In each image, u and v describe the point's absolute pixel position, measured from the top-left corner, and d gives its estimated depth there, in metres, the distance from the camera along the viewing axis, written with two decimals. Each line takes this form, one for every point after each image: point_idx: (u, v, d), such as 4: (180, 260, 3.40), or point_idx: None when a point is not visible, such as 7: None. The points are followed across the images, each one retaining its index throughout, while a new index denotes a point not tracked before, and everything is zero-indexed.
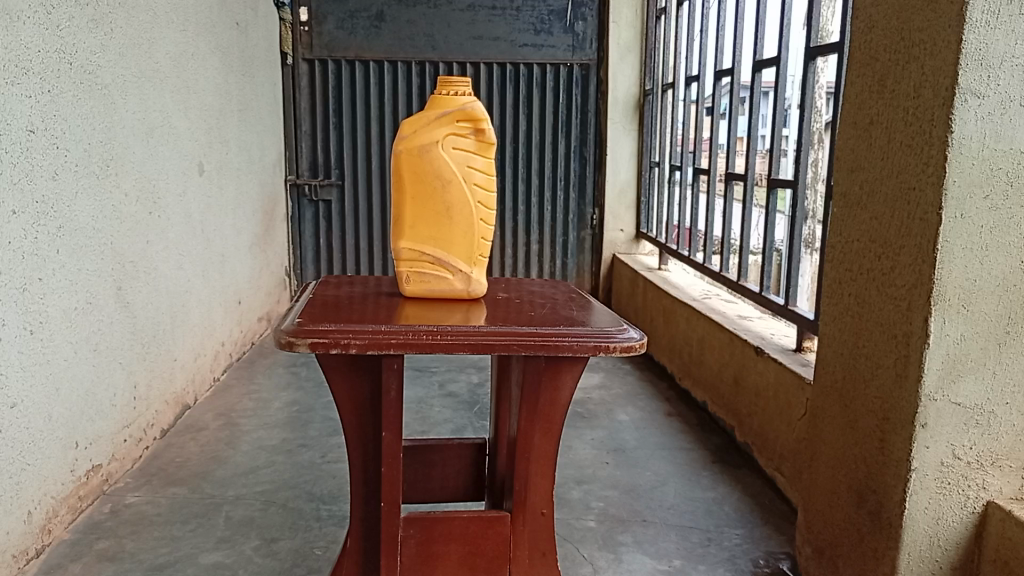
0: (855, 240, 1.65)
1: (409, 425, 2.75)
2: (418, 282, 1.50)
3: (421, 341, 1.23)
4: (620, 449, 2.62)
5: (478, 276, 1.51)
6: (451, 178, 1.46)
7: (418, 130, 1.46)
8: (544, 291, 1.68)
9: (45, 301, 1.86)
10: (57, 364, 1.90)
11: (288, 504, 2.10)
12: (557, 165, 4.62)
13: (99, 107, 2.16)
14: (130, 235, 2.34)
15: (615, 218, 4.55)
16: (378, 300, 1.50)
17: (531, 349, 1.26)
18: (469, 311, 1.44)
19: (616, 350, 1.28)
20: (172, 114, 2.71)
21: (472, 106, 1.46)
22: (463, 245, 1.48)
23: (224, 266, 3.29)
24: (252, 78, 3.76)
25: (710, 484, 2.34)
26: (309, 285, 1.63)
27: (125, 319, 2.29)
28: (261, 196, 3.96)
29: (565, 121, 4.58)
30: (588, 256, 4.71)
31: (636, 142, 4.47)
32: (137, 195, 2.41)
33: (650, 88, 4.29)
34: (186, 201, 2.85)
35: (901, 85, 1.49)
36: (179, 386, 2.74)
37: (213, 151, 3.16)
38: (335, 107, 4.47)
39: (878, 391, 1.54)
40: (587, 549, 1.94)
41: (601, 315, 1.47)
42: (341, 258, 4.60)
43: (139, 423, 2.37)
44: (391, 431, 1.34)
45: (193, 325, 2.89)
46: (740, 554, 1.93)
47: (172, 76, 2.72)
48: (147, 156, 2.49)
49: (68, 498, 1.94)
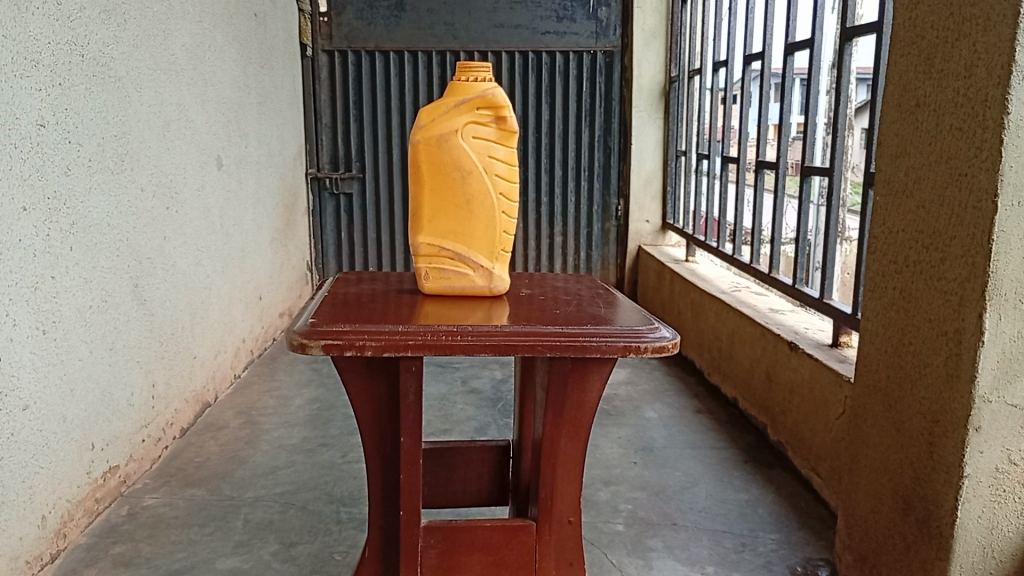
0: (900, 230, 1.55)
1: (431, 423, 2.69)
2: (438, 279, 1.43)
3: (439, 342, 1.17)
4: (648, 448, 2.54)
5: (500, 272, 1.44)
6: (471, 169, 1.39)
7: (436, 118, 1.39)
8: (571, 286, 1.61)
9: (58, 300, 1.82)
10: (72, 365, 1.86)
11: (308, 506, 2.05)
12: (580, 155, 4.53)
13: (113, 100, 2.11)
14: (146, 231, 2.29)
15: (640, 209, 4.46)
16: (395, 298, 1.44)
17: (556, 350, 1.19)
18: (491, 310, 1.37)
19: (646, 351, 1.20)
20: (188, 107, 2.66)
21: (493, 93, 1.39)
22: (485, 239, 1.41)
23: (243, 261, 3.24)
24: (271, 71, 3.71)
25: (744, 485, 2.25)
26: (326, 281, 1.57)
27: (142, 316, 2.25)
28: (281, 190, 3.92)
29: (588, 110, 4.48)
30: (613, 247, 4.63)
31: (662, 130, 4.37)
32: (153, 189, 2.36)
33: (676, 76, 4.18)
34: (205, 195, 2.80)
35: (951, 64, 1.39)
36: (199, 384, 2.71)
37: (232, 144, 3.11)
38: (355, 99, 4.41)
39: (925, 392, 1.45)
40: (615, 554, 1.87)
41: (629, 312, 1.39)
42: (362, 252, 4.55)
43: (157, 422, 2.34)
44: (411, 436, 1.27)
45: (213, 321, 2.86)
46: (776, 561, 1.85)
47: (188, 69, 2.67)
48: (164, 151, 2.45)
49: (84, 500, 1.90)
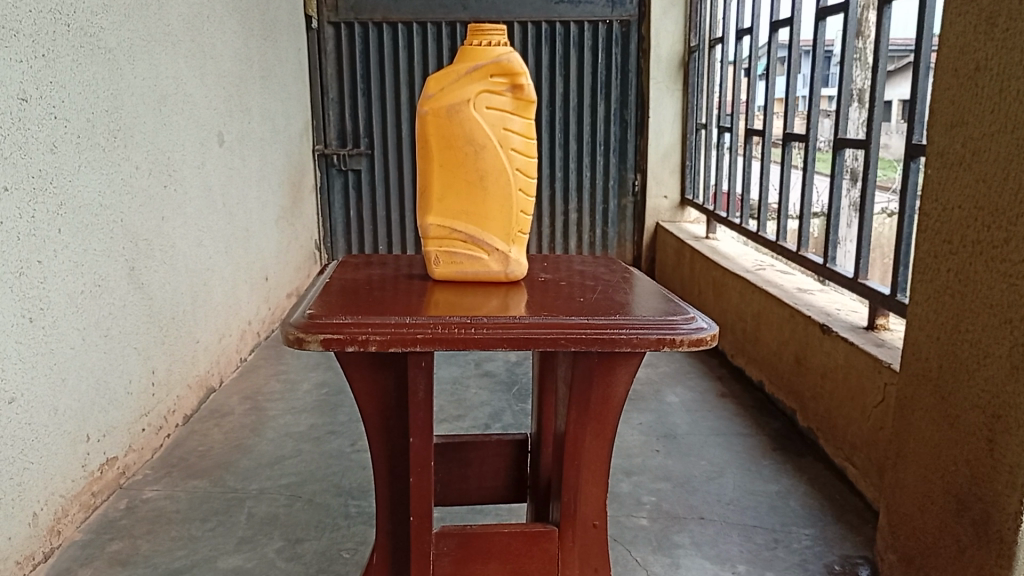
0: (957, 207, 1.42)
1: (444, 409, 2.59)
2: (449, 263, 1.31)
3: (453, 336, 1.05)
4: (671, 435, 2.43)
5: (517, 256, 1.32)
6: (484, 142, 1.26)
7: (445, 87, 1.26)
8: (594, 269, 1.49)
9: (46, 285, 1.71)
10: (63, 354, 1.76)
11: (314, 499, 1.95)
12: (596, 129, 4.38)
13: (103, 73, 1.99)
14: (142, 211, 2.18)
15: (658, 184, 4.31)
16: (404, 285, 1.32)
17: (582, 344, 1.07)
18: (508, 299, 1.25)
19: (683, 344, 1.08)
20: (186, 81, 2.54)
21: (508, 59, 1.26)
22: (500, 220, 1.29)
23: (248, 241, 3.13)
24: (275, 44, 3.58)
25: (773, 476, 2.14)
26: (327, 266, 1.44)
27: (139, 301, 2.14)
28: (288, 167, 3.80)
29: (604, 82, 4.32)
30: (629, 225, 4.49)
31: (681, 102, 4.21)
32: (149, 167, 2.24)
33: (695, 45, 4.02)
34: (205, 173, 2.68)
35: (1018, 22, 1.25)
36: (203, 368, 2.61)
37: (234, 120, 2.99)
38: (362, 73, 4.27)
39: (985, 384, 1.32)
40: (640, 552, 1.76)
41: (659, 299, 1.26)
42: (372, 230, 4.43)
43: (158, 410, 2.24)
44: (421, 437, 1.16)
45: (216, 304, 2.75)
46: (812, 559, 1.74)
47: (186, 40, 2.54)
48: (160, 127, 2.33)
49: (80, 495, 1.81)
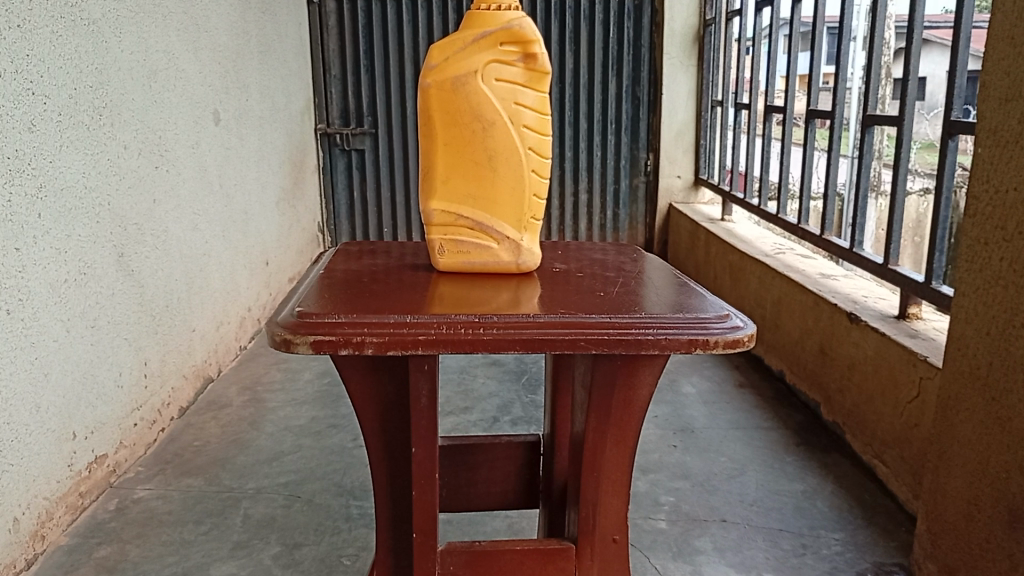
0: (1012, 189, 1.30)
1: (450, 401, 2.48)
2: (455, 253, 1.19)
3: (460, 337, 0.93)
4: (688, 430, 2.31)
5: (529, 245, 1.20)
6: (493, 118, 1.13)
7: (450, 56, 1.13)
8: (611, 259, 1.36)
9: (25, 275, 1.60)
10: (45, 348, 1.65)
11: (314, 500, 1.85)
12: (607, 107, 4.22)
13: (86, 46, 1.86)
14: (131, 194, 2.06)
15: (671, 163, 4.18)
16: (406, 277, 1.20)
17: (604, 346, 0.94)
18: (520, 295, 1.13)
19: (718, 346, 0.96)
20: (179, 56, 2.41)
21: (520, 24, 1.13)
22: (511, 205, 1.17)
23: (247, 225, 3.02)
24: (274, 18, 3.44)
25: (798, 474, 2.03)
26: (324, 255, 1.33)
27: (130, 289, 2.03)
28: (289, 147, 3.67)
29: (616, 57, 4.16)
30: (641, 206, 4.35)
31: (695, 78, 4.07)
32: (139, 147, 2.12)
33: (711, 18, 3.87)
34: (201, 153, 2.56)
35: None
36: (200, 358, 2.51)
37: (231, 97, 2.86)
38: (365, 49, 4.12)
39: None
40: (658, 559, 1.65)
41: (687, 295, 1.14)
42: (376, 212, 4.31)
43: (152, 403, 2.14)
44: (424, 447, 1.05)
45: (214, 290, 2.64)
46: (843, 567, 1.63)
47: (178, 12, 2.41)
48: (150, 104, 2.20)
49: (66, 496, 1.72)
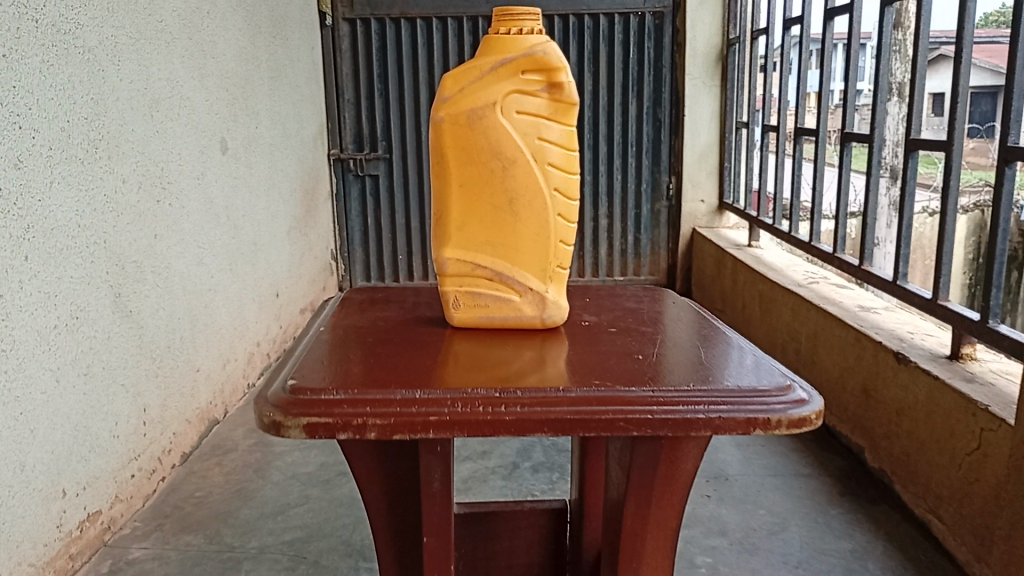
0: None
1: (467, 444, 2.34)
2: (470, 307, 1.06)
3: (477, 418, 0.79)
4: (722, 477, 2.16)
5: (555, 298, 1.06)
6: (514, 156, 1.01)
7: (465, 87, 1.01)
8: (645, 307, 1.23)
9: (9, 322, 1.48)
10: (32, 401, 1.54)
11: (321, 561, 1.72)
12: (627, 129, 4.09)
13: (81, 76, 1.76)
14: (131, 231, 1.95)
15: (694, 186, 4.05)
16: (416, 332, 1.07)
17: (647, 427, 0.80)
18: (545, 354, 1.00)
19: (780, 426, 0.81)
20: (183, 84, 2.31)
21: (544, 50, 1.00)
22: (534, 253, 1.04)
23: (256, 256, 2.90)
24: (285, 42, 3.34)
25: (845, 531, 1.87)
26: (329, 308, 1.21)
27: (127, 331, 1.92)
28: (301, 174, 3.57)
29: (636, 78, 4.04)
30: (664, 231, 4.21)
31: (719, 100, 3.95)
32: (139, 181, 2.01)
33: (736, 37, 3.75)
34: (207, 185, 2.45)
35: None
36: (204, 400, 2.39)
37: (239, 125, 2.75)
38: (380, 73, 4.02)
39: None
40: None
41: (736, 352, 1.00)
42: (391, 240, 4.20)
43: (151, 452, 2.02)
44: (436, 536, 0.91)
45: (220, 327, 2.52)
46: None
47: (182, 39, 2.31)
48: (152, 135, 2.09)
49: (54, 560, 1.60)
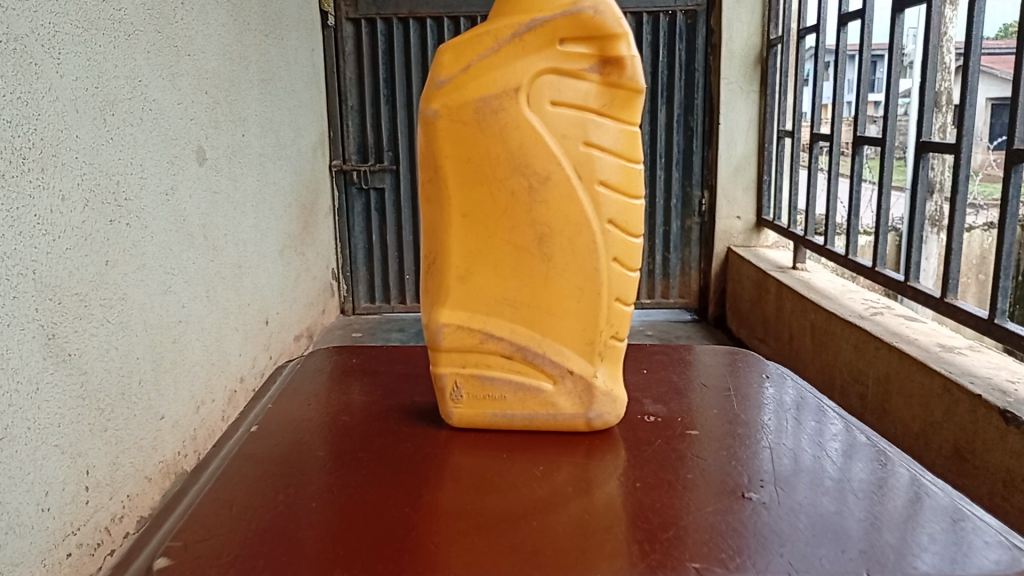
0: None
1: None
2: (482, 399, 0.91)
3: None
4: None
5: (604, 383, 0.90)
6: (551, 171, 0.83)
7: (474, 60, 0.83)
8: (711, 401, 1.03)
9: None
10: None
11: None
12: (656, 139, 3.73)
13: (5, 69, 1.43)
14: (73, 259, 1.62)
15: (729, 202, 3.69)
16: (406, 437, 0.90)
17: None
18: (592, 475, 0.82)
19: None
20: (149, 84, 1.98)
21: (593, 8, 0.82)
22: (572, 322, 0.87)
23: (241, 280, 2.57)
24: (280, 40, 3.02)
25: None
26: (300, 388, 1.05)
27: (67, 379, 1.58)
28: (297, 187, 3.24)
29: (665, 83, 3.68)
30: (695, 250, 3.84)
31: (758, 106, 3.58)
32: (88, 198, 1.68)
33: (777, 37, 3.40)
34: (179, 200, 2.12)
35: None
36: (172, 451, 2.04)
37: (221, 133, 2.42)
38: (386, 77, 3.69)
39: None
40: None
41: (867, 489, 0.81)
42: (397, 259, 3.86)
43: (97, 522, 1.69)
44: None
45: (194, 364, 2.19)
46: None
47: (150, 31, 1.99)
48: (107, 142, 1.77)
49: None
